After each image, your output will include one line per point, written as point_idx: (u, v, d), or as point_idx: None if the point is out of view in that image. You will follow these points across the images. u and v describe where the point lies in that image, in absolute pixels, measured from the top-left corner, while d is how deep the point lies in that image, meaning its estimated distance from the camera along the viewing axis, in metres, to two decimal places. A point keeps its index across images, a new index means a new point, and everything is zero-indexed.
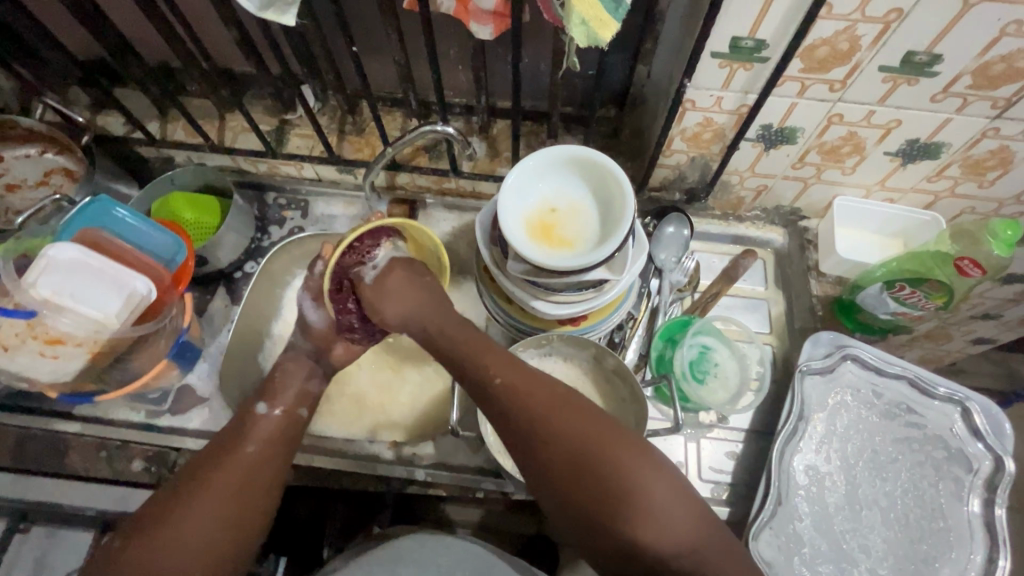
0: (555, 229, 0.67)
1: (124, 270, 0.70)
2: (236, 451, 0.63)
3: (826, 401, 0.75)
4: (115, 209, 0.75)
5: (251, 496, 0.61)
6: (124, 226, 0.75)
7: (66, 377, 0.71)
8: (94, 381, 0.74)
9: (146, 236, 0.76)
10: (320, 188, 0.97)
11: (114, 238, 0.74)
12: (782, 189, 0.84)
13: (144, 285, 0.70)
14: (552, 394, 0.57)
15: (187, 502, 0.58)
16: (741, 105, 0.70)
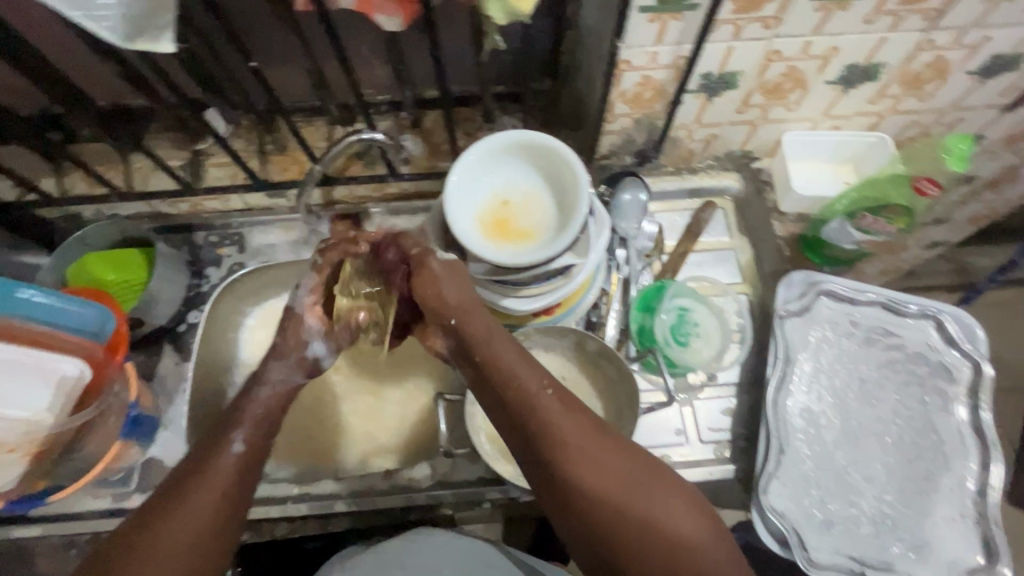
0: (511, 223, 0.63)
1: (49, 356, 0.65)
2: (208, 470, 0.51)
3: (808, 341, 0.76)
4: (15, 290, 0.66)
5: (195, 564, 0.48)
6: (31, 306, 0.67)
7: (13, 484, 0.65)
8: (44, 477, 0.68)
9: (58, 311, 0.67)
10: (252, 218, 0.90)
11: (28, 323, 0.67)
12: (730, 135, 0.82)
13: (74, 367, 0.65)
14: (576, 408, 0.53)
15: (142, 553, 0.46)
16: (677, 58, 0.66)
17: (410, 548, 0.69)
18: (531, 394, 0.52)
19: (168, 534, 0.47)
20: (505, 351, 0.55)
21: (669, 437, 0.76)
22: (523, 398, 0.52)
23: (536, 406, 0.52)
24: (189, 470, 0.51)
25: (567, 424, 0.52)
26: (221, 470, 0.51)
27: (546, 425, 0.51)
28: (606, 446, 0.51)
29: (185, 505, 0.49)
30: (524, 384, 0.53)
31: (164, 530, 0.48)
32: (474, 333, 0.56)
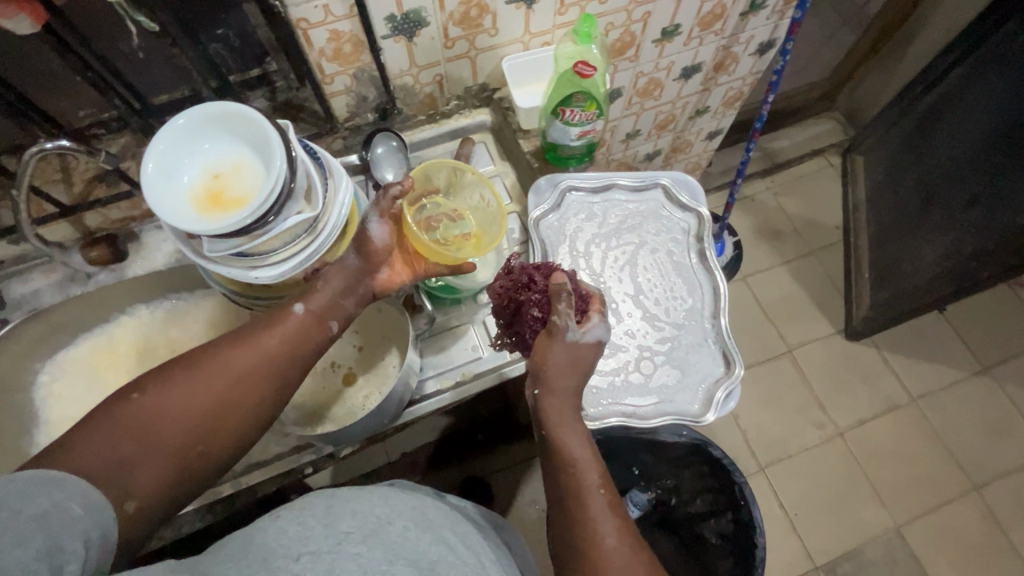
0: (225, 194, 0.64)
1: None
2: (261, 336, 0.60)
3: (563, 232, 0.83)
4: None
5: (246, 399, 0.58)
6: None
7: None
8: None
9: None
10: (5, 270, 0.85)
11: None
12: (455, 71, 0.88)
13: None
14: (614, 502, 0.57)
15: (202, 373, 0.56)
16: (350, 6, 0.70)
17: (360, 500, 0.57)
18: (584, 487, 0.57)
19: (221, 372, 0.57)
20: (575, 442, 0.60)
21: (463, 356, 0.83)
22: (577, 488, 0.57)
23: (580, 489, 0.57)
24: (250, 331, 0.61)
25: (605, 517, 0.56)
26: (276, 334, 0.60)
27: (586, 513, 0.55)
28: (630, 543, 0.54)
29: (245, 346, 0.59)
30: (578, 469, 0.59)
31: (225, 362, 0.57)
32: (552, 414, 0.62)
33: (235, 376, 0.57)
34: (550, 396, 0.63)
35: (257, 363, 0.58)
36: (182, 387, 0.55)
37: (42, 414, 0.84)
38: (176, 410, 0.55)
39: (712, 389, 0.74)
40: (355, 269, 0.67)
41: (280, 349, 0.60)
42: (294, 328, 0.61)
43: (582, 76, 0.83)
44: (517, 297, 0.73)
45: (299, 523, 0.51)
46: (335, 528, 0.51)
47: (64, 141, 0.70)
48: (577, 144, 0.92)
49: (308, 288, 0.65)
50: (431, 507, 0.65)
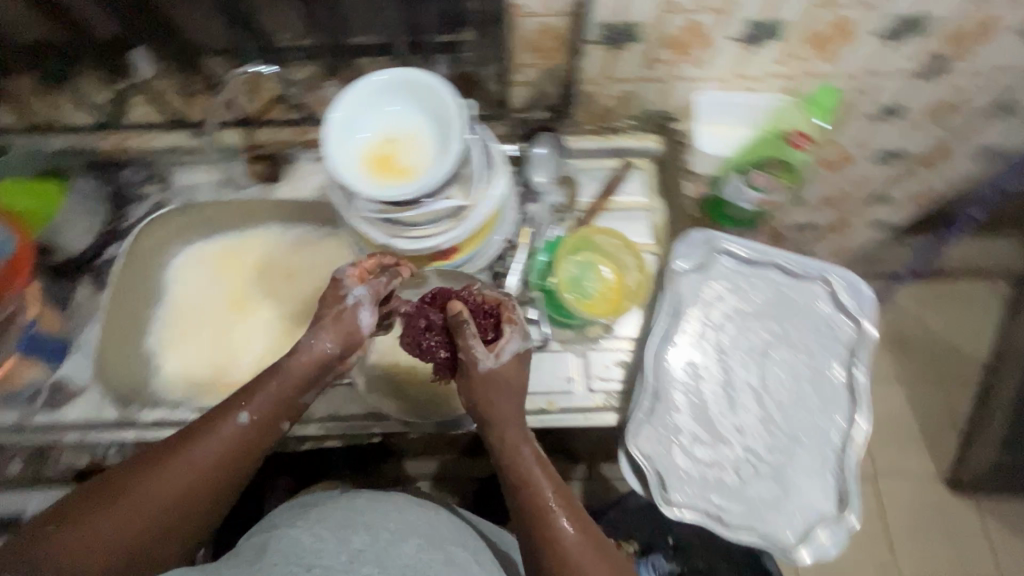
0: (393, 160, 0.64)
1: None
2: (195, 448, 0.57)
3: (700, 295, 0.77)
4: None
5: (193, 511, 0.56)
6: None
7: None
8: None
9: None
10: (178, 157, 0.91)
11: None
12: (644, 93, 0.82)
13: None
14: (579, 516, 0.63)
15: (132, 495, 0.54)
16: (571, 4, 0.67)
17: (376, 516, 0.65)
18: (543, 506, 0.62)
19: (157, 489, 0.54)
20: (529, 459, 0.65)
21: (557, 384, 0.78)
22: (538, 508, 0.62)
23: (544, 511, 0.62)
24: (169, 446, 0.57)
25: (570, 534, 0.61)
26: (214, 444, 0.57)
27: (555, 533, 0.60)
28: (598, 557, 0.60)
29: (192, 460, 0.56)
30: (534, 489, 0.63)
31: (158, 478, 0.55)
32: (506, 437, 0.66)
33: (169, 500, 0.55)
34: (503, 422, 0.66)
35: (203, 474, 0.56)
36: (116, 511, 0.53)
37: (168, 297, 0.91)
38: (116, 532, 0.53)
39: (811, 524, 0.67)
40: (303, 367, 0.63)
41: (224, 455, 0.58)
42: (211, 444, 0.57)
43: (795, 145, 0.80)
44: (424, 340, 0.68)
45: (313, 534, 0.60)
46: (347, 545, 0.59)
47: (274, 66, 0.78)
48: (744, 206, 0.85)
49: (242, 391, 0.61)
50: (419, 515, 0.69)
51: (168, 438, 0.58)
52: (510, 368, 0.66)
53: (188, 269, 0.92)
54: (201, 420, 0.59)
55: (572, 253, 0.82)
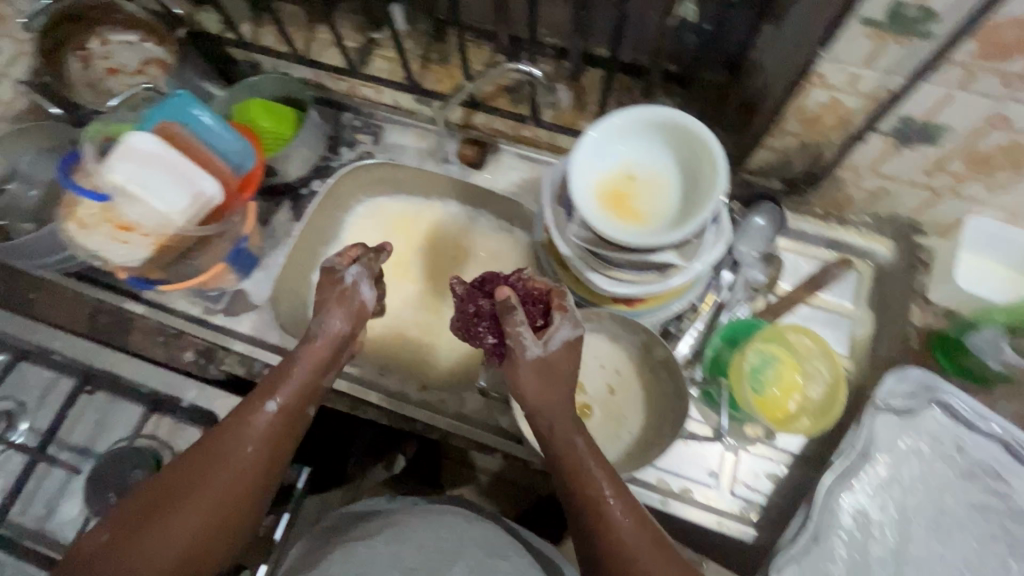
0: (629, 200, 0.60)
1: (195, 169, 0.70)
2: (237, 442, 0.57)
3: (897, 444, 0.67)
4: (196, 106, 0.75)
5: (233, 514, 0.56)
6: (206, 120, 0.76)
7: (136, 262, 0.73)
8: (159, 271, 0.76)
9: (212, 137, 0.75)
10: (395, 116, 0.94)
11: (191, 136, 0.73)
12: (903, 196, 0.72)
13: (210, 187, 0.70)
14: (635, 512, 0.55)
15: (182, 489, 0.54)
16: (880, 89, 0.58)
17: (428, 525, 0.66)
18: (595, 498, 0.55)
19: (211, 479, 0.55)
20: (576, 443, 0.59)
21: (696, 474, 0.72)
22: (590, 499, 0.55)
23: (598, 512, 0.55)
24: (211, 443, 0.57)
25: (622, 524, 0.54)
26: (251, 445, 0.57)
27: (608, 526, 0.54)
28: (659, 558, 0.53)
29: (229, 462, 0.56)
30: (579, 480, 0.57)
31: (206, 472, 0.55)
32: (544, 425, 0.60)
33: (221, 489, 0.55)
34: (552, 407, 0.59)
35: (242, 471, 0.56)
36: (172, 507, 0.53)
37: (341, 241, 0.92)
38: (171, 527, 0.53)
39: None
40: (337, 334, 0.63)
41: (271, 431, 0.59)
42: (261, 426, 0.58)
43: None
44: (472, 328, 0.63)
45: (370, 546, 0.62)
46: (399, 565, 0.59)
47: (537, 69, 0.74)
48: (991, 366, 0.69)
49: (271, 379, 0.61)
50: (473, 532, 0.68)
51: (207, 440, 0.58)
52: (563, 359, 0.59)
53: (364, 222, 0.93)
54: (248, 405, 0.59)
55: (761, 341, 0.74)
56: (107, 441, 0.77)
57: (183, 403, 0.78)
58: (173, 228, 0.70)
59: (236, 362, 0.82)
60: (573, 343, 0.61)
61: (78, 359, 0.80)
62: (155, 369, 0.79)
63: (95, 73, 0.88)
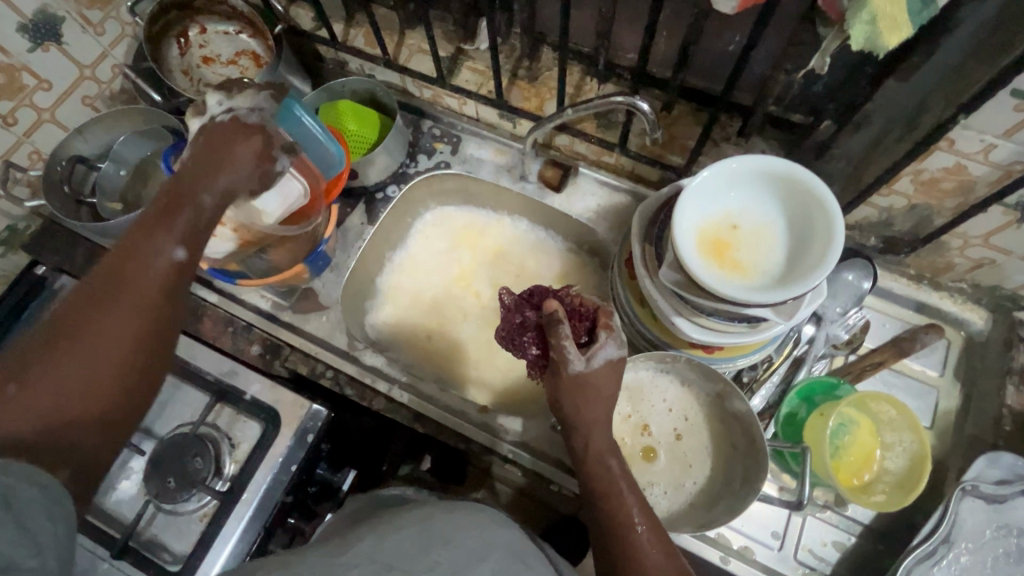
0: (730, 250, 0.58)
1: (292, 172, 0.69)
2: (134, 280, 0.48)
3: (981, 533, 0.63)
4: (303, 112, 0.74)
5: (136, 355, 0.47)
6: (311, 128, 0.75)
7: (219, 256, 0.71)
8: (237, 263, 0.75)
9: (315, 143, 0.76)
10: (476, 128, 0.93)
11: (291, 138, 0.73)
12: (1012, 269, 0.68)
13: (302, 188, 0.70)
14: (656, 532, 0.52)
15: (78, 335, 0.45)
16: (1016, 161, 0.55)
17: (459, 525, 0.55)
18: (621, 519, 0.52)
19: (107, 322, 0.46)
20: (614, 461, 0.56)
21: (759, 534, 0.70)
22: (616, 520, 0.52)
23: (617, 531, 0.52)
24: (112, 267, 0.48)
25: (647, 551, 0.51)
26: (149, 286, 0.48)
27: (637, 556, 0.50)
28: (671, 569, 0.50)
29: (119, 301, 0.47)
30: (620, 496, 0.54)
31: (107, 308, 0.46)
32: (578, 439, 0.57)
33: (137, 333, 0.47)
34: (589, 428, 0.56)
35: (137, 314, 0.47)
36: (70, 347, 0.44)
37: (407, 247, 0.92)
38: (75, 367, 0.44)
39: None
40: (235, 184, 0.57)
41: (176, 270, 0.50)
42: (163, 266, 0.50)
43: None
44: (517, 338, 0.64)
45: (391, 542, 0.52)
46: (424, 561, 0.49)
47: (645, 103, 0.67)
48: None
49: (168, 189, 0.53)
50: (501, 538, 0.56)
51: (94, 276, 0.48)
52: (606, 376, 0.57)
53: (431, 231, 0.92)
54: (145, 225, 0.50)
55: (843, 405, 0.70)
56: (168, 424, 0.79)
57: (246, 395, 0.78)
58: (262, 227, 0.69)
59: (300, 361, 0.84)
60: (621, 361, 0.58)
61: None
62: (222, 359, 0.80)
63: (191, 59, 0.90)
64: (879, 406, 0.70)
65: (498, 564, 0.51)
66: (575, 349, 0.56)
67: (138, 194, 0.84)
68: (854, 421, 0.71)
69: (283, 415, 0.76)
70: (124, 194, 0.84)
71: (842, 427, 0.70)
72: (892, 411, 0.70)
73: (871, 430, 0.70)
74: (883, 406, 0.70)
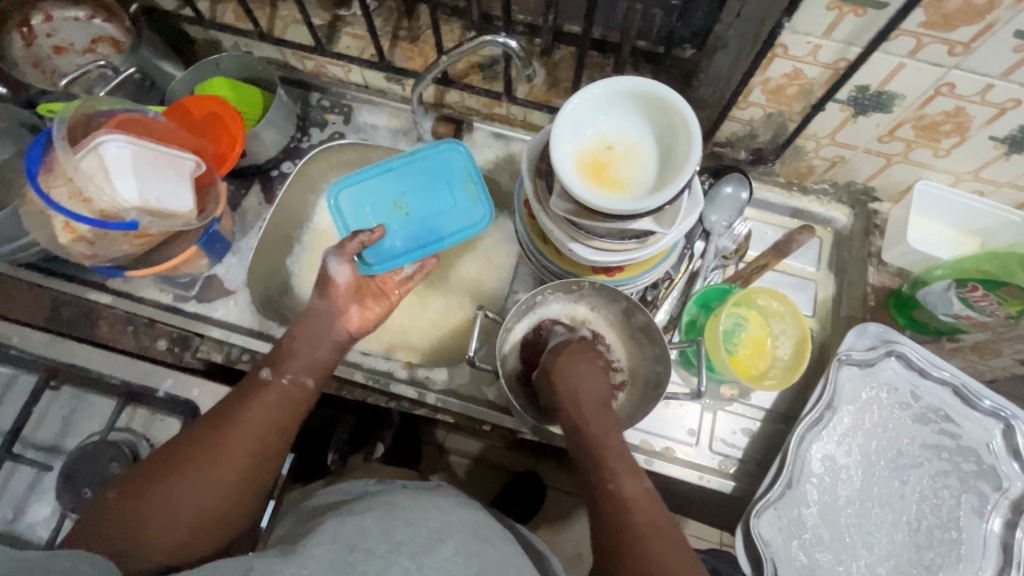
0: (607, 169, 0.62)
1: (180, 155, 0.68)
2: (244, 417, 0.60)
3: (858, 395, 0.72)
4: (356, 195, 0.80)
5: (257, 468, 0.59)
6: (388, 189, 0.79)
7: (118, 254, 0.67)
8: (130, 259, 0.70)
9: (399, 248, 0.76)
10: (366, 96, 0.93)
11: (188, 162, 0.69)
12: (859, 163, 0.76)
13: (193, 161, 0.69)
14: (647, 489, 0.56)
15: (188, 461, 0.56)
16: (839, 59, 0.62)
17: (415, 510, 0.59)
18: (609, 467, 0.56)
19: (226, 450, 0.58)
20: (607, 419, 0.60)
21: (678, 434, 0.76)
22: (601, 469, 0.56)
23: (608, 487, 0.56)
24: (236, 408, 0.61)
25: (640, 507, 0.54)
26: (254, 413, 0.60)
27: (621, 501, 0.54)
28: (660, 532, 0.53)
29: (233, 436, 0.59)
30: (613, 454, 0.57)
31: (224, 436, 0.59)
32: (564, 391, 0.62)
33: (248, 447, 0.59)
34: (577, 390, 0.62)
35: (244, 449, 0.58)
36: (181, 470, 0.56)
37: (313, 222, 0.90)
38: (173, 501, 0.54)
39: None
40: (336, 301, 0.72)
41: (289, 397, 0.63)
42: (276, 396, 0.62)
43: None
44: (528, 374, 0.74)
45: (358, 525, 0.54)
46: (387, 539, 0.53)
47: (513, 41, 0.70)
48: (943, 318, 0.73)
49: (280, 351, 0.67)
50: (461, 519, 0.60)
51: (225, 410, 0.61)
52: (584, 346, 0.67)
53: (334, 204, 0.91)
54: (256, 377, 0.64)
55: (731, 304, 0.78)
56: (77, 438, 0.76)
57: (159, 392, 0.75)
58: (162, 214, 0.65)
59: (213, 349, 0.80)
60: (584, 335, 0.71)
61: (40, 353, 0.76)
62: (123, 359, 0.76)
63: (42, 51, 0.83)
64: (764, 299, 0.78)
65: (459, 542, 0.55)
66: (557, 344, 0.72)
67: None
68: (745, 317, 0.78)
69: (201, 406, 0.74)
70: None
71: (735, 323, 0.78)
72: (776, 301, 0.78)
73: (762, 324, 0.78)
74: (765, 299, 0.78)
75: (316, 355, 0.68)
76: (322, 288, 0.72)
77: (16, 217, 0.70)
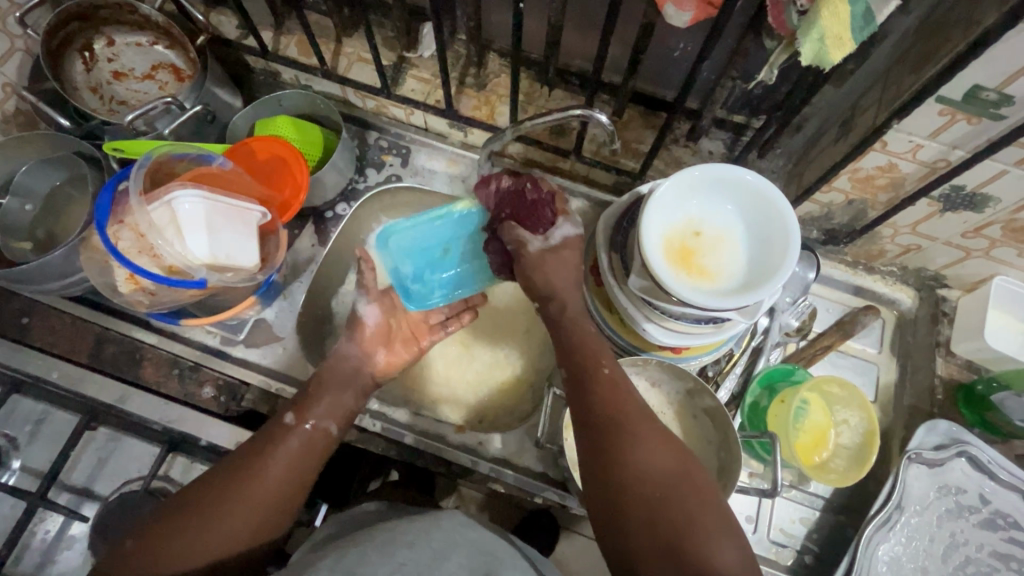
0: (696, 256, 0.60)
1: (248, 207, 0.66)
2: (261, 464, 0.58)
3: (926, 495, 0.70)
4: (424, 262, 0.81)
5: (274, 517, 0.58)
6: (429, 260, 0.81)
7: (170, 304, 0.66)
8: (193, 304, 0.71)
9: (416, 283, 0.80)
10: (426, 138, 0.90)
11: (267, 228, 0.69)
12: (936, 253, 0.75)
13: (261, 211, 0.67)
14: (699, 480, 0.51)
15: (209, 507, 0.55)
16: (939, 159, 0.60)
17: (418, 527, 0.56)
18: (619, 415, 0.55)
19: (248, 491, 0.56)
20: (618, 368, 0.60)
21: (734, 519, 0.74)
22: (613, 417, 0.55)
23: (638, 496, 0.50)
24: (256, 451, 0.60)
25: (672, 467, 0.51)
26: (272, 461, 0.59)
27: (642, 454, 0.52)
28: (713, 523, 0.48)
29: (253, 483, 0.57)
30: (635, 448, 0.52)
31: (246, 480, 0.57)
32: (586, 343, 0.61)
33: (267, 495, 0.57)
34: (591, 347, 0.61)
35: (264, 503, 0.57)
36: (199, 514, 0.55)
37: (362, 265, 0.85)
38: (193, 536, 0.54)
39: None
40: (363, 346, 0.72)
41: (306, 446, 0.62)
42: (297, 442, 0.61)
43: None
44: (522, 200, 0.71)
45: (359, 553, 0.51)
46: (388, 562, 0.50)
47: (604, 114, 0.67)
48: (1020, 424, 0.72)
49: (305, 397, 0.66)
50: (466, 537, 0.56)
51: (246, 449, 0.60)
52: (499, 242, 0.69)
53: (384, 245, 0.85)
54: (278, 423, 0.63)
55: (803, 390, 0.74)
56: (110, 484, 0.75)
57: (202, 441, 0.73)
58: (224, 271, 0.64)
59: (259, 398, 0.77)
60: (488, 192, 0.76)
61: (78, 393, 0.73)
62: (163, 404, 0.73)
63: (101, 76, 0.81)
64: (834, 383, 0.75)
65: (464, 560, 0.53)
66: (533, 232, 0.68)
67: (50, 230, 0.75)
68: (812, 400, 0.75)
69: None
70: (33, 232, 0.75)
71: (803, 406, 0.74)
72: (845, 389, 0.75)
73: (831, 410, 0.75)
74: (834, 386, 0.75)
75: (339, 397, 0.67)
76: (351, 332, 0.73)
77: (73, 255, 0.67)
